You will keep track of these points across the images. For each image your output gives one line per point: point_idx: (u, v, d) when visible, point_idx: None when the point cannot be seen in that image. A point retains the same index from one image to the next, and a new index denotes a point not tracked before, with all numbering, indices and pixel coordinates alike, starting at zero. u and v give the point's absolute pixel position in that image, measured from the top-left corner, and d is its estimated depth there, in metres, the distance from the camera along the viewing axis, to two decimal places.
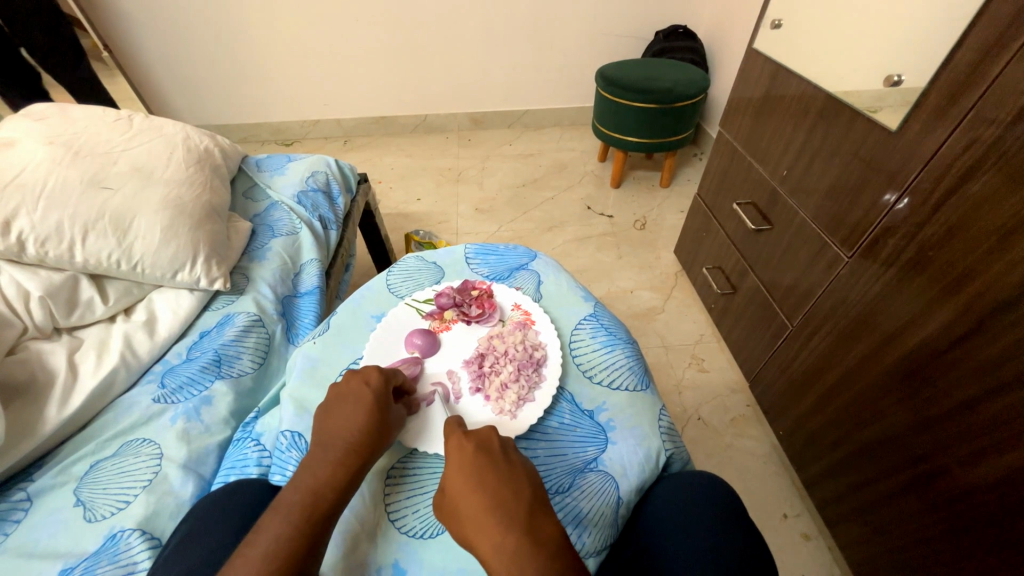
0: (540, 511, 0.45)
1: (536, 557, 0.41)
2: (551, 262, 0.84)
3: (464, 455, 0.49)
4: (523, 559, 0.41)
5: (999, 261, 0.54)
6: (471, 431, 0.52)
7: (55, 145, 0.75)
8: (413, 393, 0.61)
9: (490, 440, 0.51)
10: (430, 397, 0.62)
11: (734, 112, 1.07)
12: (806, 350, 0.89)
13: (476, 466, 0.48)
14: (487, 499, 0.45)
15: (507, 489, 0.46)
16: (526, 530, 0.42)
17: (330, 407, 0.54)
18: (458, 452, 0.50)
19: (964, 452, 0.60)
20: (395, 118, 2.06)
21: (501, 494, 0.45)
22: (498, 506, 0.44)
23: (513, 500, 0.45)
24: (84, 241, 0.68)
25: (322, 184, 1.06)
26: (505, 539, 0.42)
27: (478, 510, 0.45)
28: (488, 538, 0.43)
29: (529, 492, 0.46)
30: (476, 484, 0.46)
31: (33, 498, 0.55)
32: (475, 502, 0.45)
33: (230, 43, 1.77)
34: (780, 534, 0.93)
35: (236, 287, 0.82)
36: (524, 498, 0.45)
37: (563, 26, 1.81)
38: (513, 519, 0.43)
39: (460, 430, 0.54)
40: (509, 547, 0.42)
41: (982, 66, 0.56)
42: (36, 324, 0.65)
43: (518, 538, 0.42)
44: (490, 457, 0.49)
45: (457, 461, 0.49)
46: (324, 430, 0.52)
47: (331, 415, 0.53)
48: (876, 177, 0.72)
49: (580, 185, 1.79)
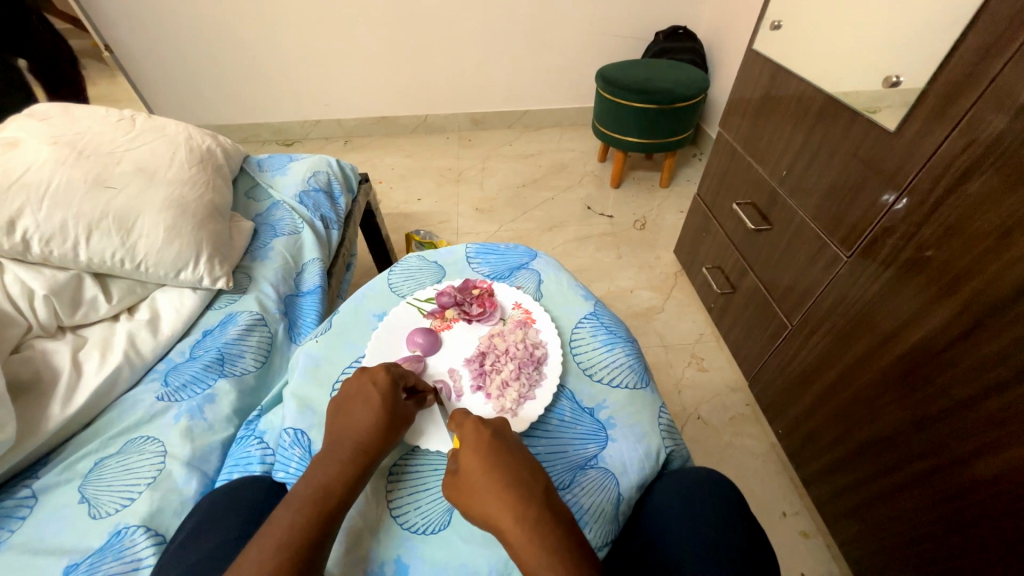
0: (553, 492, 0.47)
1: (550, 538, 0.43)
2: (552, 262, 0.84)
3: (480, 439, 0.50)
4: (538, 539, 0.42)
5: (997, 261, 0.55)
6: (487, 419, 0.53)
7: (59, 145, 0.76)
8: (426, 391, 0.61)
9: (502, 427, 0.52)
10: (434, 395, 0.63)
11: (733, 112, 1.08)
12: (805, 349, 0.90)
13: (490, 452, 0.49)
14: (504, 483, 0.46)
15: (522, 471, 0.48)
16: (541, 514, 0.44)
17: (342, 402, 0.55)
18: (473, 435, 0.51)
19: (961, 450, 0.60)
20: (395, 118, 2.06)
21: (515, 478, 0.47)
22: (512, 491, 0.46)
23: (527, 486, 0.46)
24: (88, 241, 0.69)
25: (323, 184, 1.07)
26: (525, 514, 0.44)
27: (494, 493, 0.46)
28: (507, 515, 0.44)
29: (542, 475, 0.48)
30: (492, 465, 0.48)
31: (38, 495, 0.56)
32: (490, 487, 0.46)
33: (232, 43, 1.77)
34: (779, 532, 0.94)
35: (239, 286, 0.83)
36: (539, 482, 0.47)
37: (562, 27, 1.81)
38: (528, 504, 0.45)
39: (468, 417, 0.54)
40: (528, 525, 0.43)
41: (979, 68, 0.56)
42: (40, 322, 0.66)
43: (534, 520, 0.43)
44: (504, 443, 0.50)
45: (472, 443, 0.50)
46: (337, 428, 0.53)
47: (343, 411, 0.54)
48: (874, 177, 0.73)
49: (581, 185, 1.80)
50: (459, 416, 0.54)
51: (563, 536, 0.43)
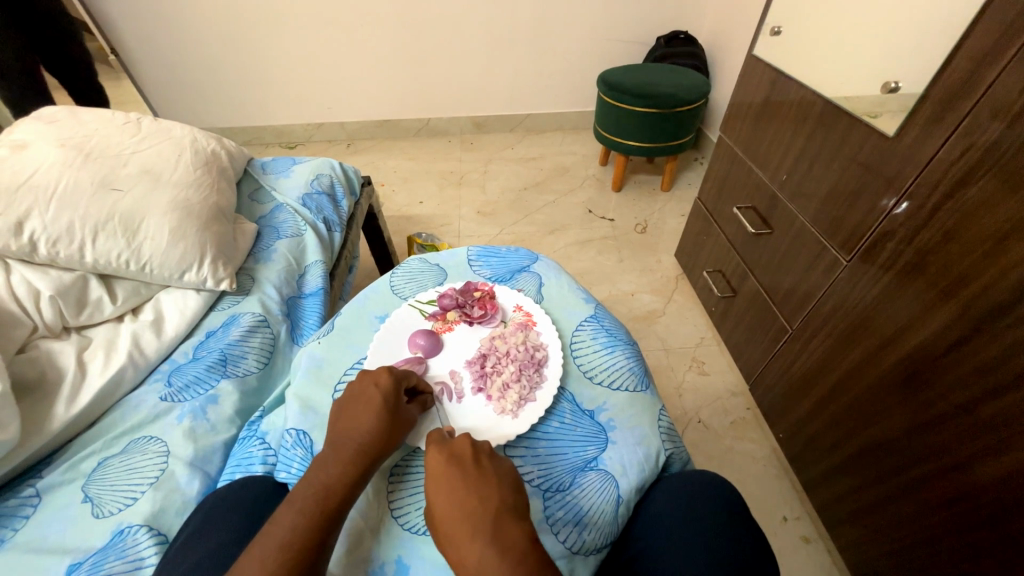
0: (508, 513, 0.46)
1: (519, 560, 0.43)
2: (552, 265, 0.85)
3: (439, 466, 0.50)
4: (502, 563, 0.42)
5: (995, 265, 0.55)
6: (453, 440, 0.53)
7: (67, 147, 0.77)
8: (428, 391, 0.61)
9: (462, 447, 0.52)
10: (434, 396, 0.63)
11: (734, 116, 1.09)
12: (806, 353, 0.90)
13: (456, 475, 0.49)
14: (470, 506, 0.46)
15: (478, 493, 0.47)
16: (503, 536, 0.44)
17: (343, 405, 0.56)
18: (438, 460, 0.51)
19: (961, 455, 0.60)
20: (398, 121, 2.07)
21: (483, 497, 0.47)
22: (480, 514, 0.46)
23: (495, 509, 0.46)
24: (94, 242, 0.69)
25: (326, 186, 1.07)
26: (489, 539, 0.44)
27: (455, 518, 0.46)
28: (467, 541, 0.44)
29: (501, 495, 0.48)
30: (449, 492, 0.48)
31: (42, 494, 0.56)
32: (456, 511, 0.46)
33: (238, 48, 1.79)
34: (779, 536, 0.93)
35: (243, 287, 0.83)
36: (502, 501, 0.47)
37: (564, 31, 1.82)
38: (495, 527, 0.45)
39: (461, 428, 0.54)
40: (492, 549, 0.43)
41: (976, 74, 0.57)
42: (46, 323, 0.67)
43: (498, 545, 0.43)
44: (461, 466, 0.50)
45: (432, 471, 0.51)
46: (337, 430, 0.53)
47: (344, 413, 0.55)
48: (874, 181, 0.73)
49: (582, 189, 1.81)
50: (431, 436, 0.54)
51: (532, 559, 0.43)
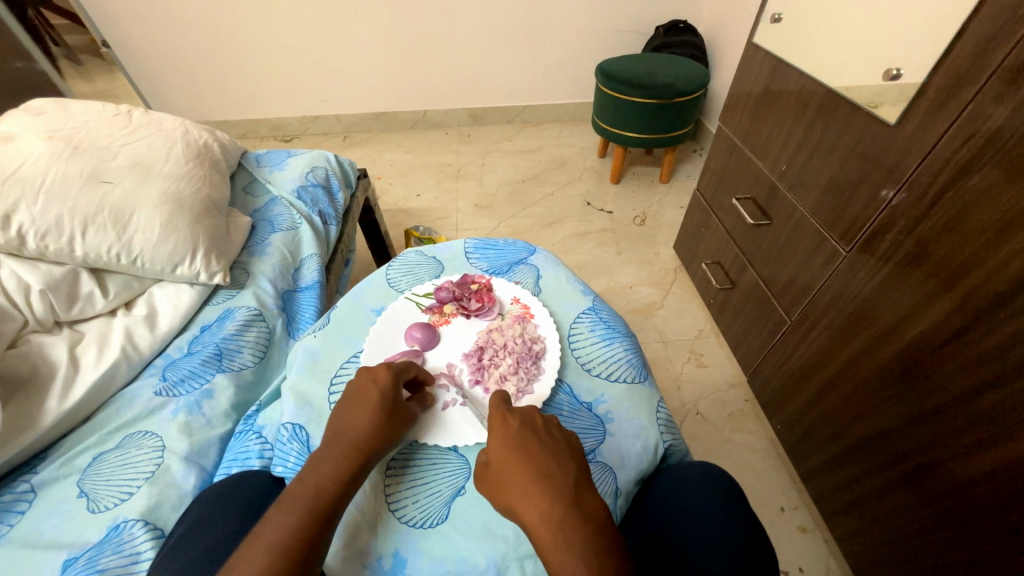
0: (585, 485, 0.46)
1: (582, 529, 0.42)
2: (551, 257, 0.84)
3: (510, 430, 0.51)
4: (569, 530, 0.42)
5: (997, 254, 0.54)
6: (516, 409, 0.54)
7: (54, 139, 0.75)
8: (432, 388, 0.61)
9: (534, 416, 0.53)
10: (438, 389, 0.63)
11: (734, 105, 1.07)
12: (805, 344, 0.89)
13: (520, 441, 0.50)
14: (532, 470, 0.47)
15: (552, 462, 0.47)
16: (574, 506, 0.44)
17: (342, 404, 0.55)
18: (502, 427, 0.52)
19: (957, 446, 0.60)
20: (394, 114, 2.06)
21: (546, 468, 0.47)
22: (542, 479, 0.46)
23: (560, 474, 0.46)
24: (84, 235, 0.69)
25: (322, 179, 1.06)
26: (551, 509, 0.44)
27: (520, 486, 0.46)
28: (532, 507, 0.44)
29: (573, 465, 0.48)
30: (519, 453, 0.48)
31: (37, 490, 0.56)
32: (522, 475, 0.47)
33: (231, 40, 1.77)
34: (777, 526, 0.94)
35: (236, 282, 0.82)
36: (570, 472, 0.47)
37: (562, 22, 1.80)
38: (559, 493, 0.45)
39: (504, 406, 0.55)
40: (555, 516, 0.43)
41: (981, 60, 0.56)
42: (37, 317, 0.66)
43: (563, 510, 0.43)
44: (534, 431, 0.51)
45: (503, 433, 0.51)
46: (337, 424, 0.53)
47: (348, 405, 0.55)
48: (875, 172, 0.72)
49: (580, 181, 1.79)
50: (496, 404, 0.54)
51: (592, 531, 0.42)
